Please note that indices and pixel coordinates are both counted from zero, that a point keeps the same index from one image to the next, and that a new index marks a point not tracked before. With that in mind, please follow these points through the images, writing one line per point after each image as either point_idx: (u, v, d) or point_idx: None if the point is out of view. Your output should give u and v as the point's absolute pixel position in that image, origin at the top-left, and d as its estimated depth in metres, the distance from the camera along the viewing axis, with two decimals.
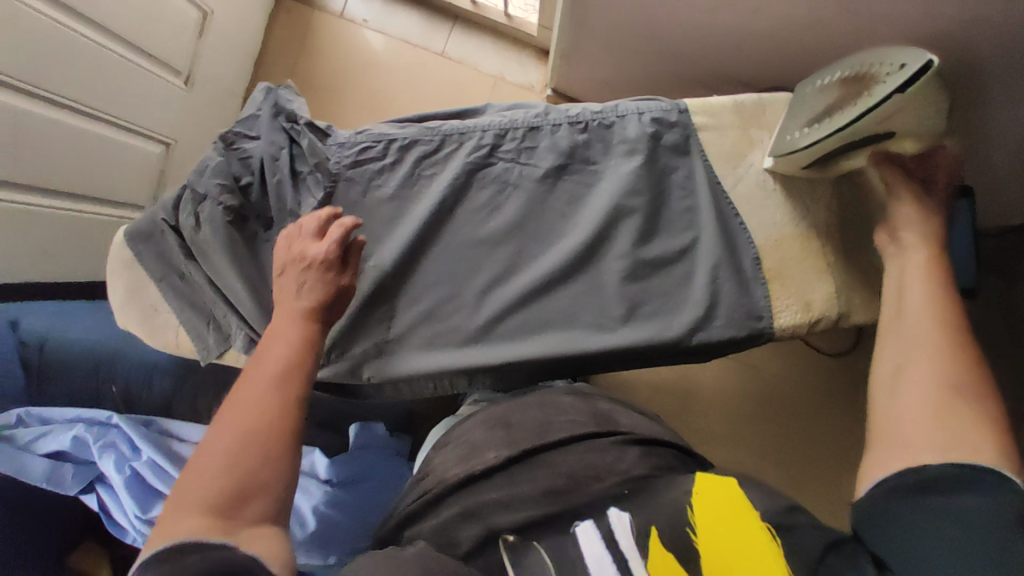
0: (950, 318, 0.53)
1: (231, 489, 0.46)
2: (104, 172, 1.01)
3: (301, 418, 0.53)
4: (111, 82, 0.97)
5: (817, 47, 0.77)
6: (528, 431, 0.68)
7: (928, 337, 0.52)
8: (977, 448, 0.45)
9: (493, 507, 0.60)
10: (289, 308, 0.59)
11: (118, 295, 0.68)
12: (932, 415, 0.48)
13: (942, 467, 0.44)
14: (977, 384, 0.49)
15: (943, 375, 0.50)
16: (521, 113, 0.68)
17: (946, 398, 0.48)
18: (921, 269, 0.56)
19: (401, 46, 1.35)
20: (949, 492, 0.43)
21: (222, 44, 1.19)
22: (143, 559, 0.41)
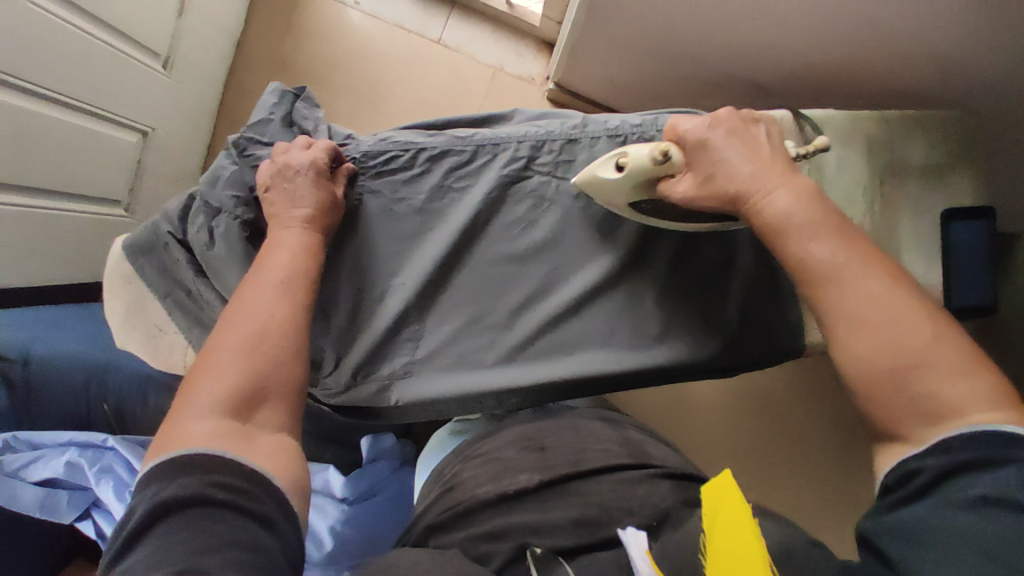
0: (862, 251, 0.49)
1: (239, 397, 0.50)
2: (76, 164, 0.92)
3: (300, 329, 0.55)
4: (86, 67, 0.88)
5: (841, 62, 0.77)
6: (563, 457, 0.69)
7: (853, 306, 0.47)
8: (965, 414, 0.43)
9: (524, 529, 0.60)
10: (286, 217, 0.58)
11: (118, 314, 0.62)
12: (906, 390, 0.45)
13: (936, 465, 0.42)
14: (927, 343, 0.45)
15: (884, 348, 0.46)
16: (557, 123, 0.65)
17: (907, 360, 0.45)
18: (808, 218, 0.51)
19: (394, 32, 1.28)
20: (948, 485, 0.41)
21: (203, 25, 1.11)
22: (162, 462, 0.45)
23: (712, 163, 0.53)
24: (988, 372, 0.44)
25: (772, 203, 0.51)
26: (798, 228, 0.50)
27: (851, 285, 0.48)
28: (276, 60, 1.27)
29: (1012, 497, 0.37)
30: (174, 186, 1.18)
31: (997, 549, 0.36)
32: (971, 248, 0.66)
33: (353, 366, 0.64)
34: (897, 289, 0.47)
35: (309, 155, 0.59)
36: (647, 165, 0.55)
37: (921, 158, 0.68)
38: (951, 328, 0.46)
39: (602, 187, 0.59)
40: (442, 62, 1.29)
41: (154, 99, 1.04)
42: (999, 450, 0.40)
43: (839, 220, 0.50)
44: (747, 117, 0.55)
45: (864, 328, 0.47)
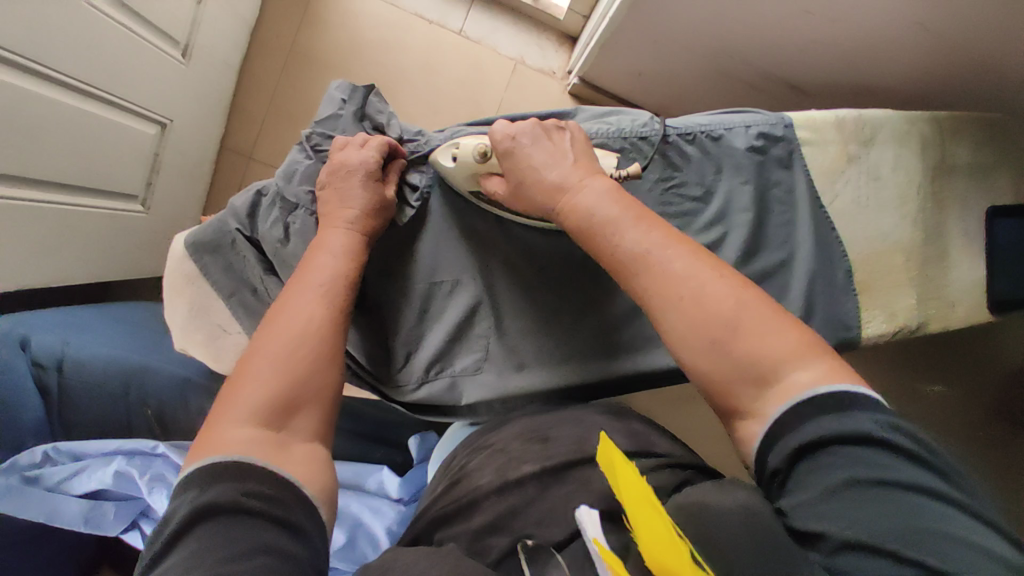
0: (668, 232, 0.50)
1: (279, 403, 0.48)
2: (94, 157, 0.88)
3: (338, 336, 0.54)
4: (106, 52, 0.84)
5: (885, 63, 0.79)
6: (566, 445, 0.64)
7: (666, 291, 0.47)
8: (785, 377, 0.43)
9: (522, 516, 0.58)
10: (333, 218, 0.57)
11: (180, 314, 0.61)
12: (728, 361, 0.44)
13: (787, 457, 0.41)
14: (735, 310, 0.45)
15: (697, 330, 0.45)
16: (627, 121, 0.66)
17: (720, 333, 0.45)
18: (622, 204, 0.51)
19: (415, 21, 1.25)
20: (807, 471, 0.40)
21: (220, 13, 1.06)
22: (200, 466, 0.44)
23: (521, 170, 0.55)
24: (795, 329, 0.45)
25: (580, 193, 0.52)
26: (603, 221, 0.50)
27: (663, 267, 0.48)
28: (291, 50, 1.22)
29: (873, 476, 0.37)
30: (189, 181, 1.13)
31: (887, 542, 0.34)
32: (1001, 239, 0.70)
33: (425, 364, 0.64)
34: (700, 266, 0.47)
35: (363, 153, 0.58)
36: (471, 160, 0.58)
37: (967, 157, 0.71)
38: (748, 293, 0.46)
39: (443, 176, 0.61)
40: (462, 53, 1.26)
41: (171, 88, 1.00)
42: (839, 424, 0.39)
43: (640, 207, 0.51)
44: (550, 126, 0.58)
45: (676, 310, 0.46)
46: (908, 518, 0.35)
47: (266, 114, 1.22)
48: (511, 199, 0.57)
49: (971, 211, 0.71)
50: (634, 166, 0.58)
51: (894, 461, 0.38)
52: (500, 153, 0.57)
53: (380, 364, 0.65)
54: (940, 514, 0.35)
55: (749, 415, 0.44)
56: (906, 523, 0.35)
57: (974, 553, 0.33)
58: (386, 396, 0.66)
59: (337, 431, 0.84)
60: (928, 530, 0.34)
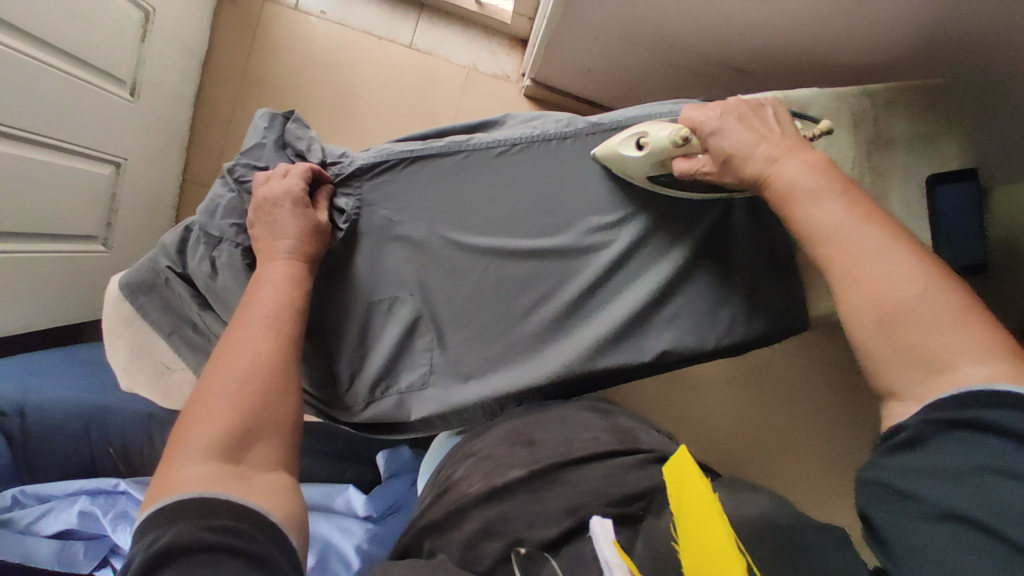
0: (865, 210, 0.47)
1: (234, 438, 0.48)
2: (51, 203, 0.90)
3: (287, 363, 0.54)
4: (51, 100, 0.85)
5: (815, 42, 0.79)
6: (552, 450, 0.64)
7: (859, 261, 0.45)
8: (954, 367, 0.41)
9: (516, 524, 0.57)
10: (270, 250, 0.57)
11: (122, 356, 0.61)
12: (897, 342, 0.43)
13: (919, 426, 0.41)
14: (936, 291, 0.43)
15: (881, 301, 0.44)
16: (550, 124, 0.65)
17: (893, 313, 0.43)
18: (808, 183, 0.49)
19: (365, 39, 1.26)
20: (932, 445, 0.40)
21: (167, 48, 1.08)
22: (156, 509, 0.43)
23: (725, 150, 0.52)
24: (983, 324, 0.42)
25: (766, 172, 0.50)
26: (798, 192, 0.49)
27: (845, 245, 0.46)
28: (243, 77, 1.23)
29: (971, 462, 0.37)
30: (152, 216, 1.15)
31: (989, 522, 0.35)
32: (948, 207, 0.68)
33: (370, 383, 0.64)
34: (889, 246, 0.45)
35: (284, 183, 0.58)
36: (666, 146, 0.56)
37: (905, 127, 0.70)
38: (946, 283, 0.44)
39: (622, 166, 0.60)
40: (415, 66, 1.27)
41: (123, 127, 1.01)
42: (984, 413, 0.38)
43: (839, 182, 0.49)
44: (753, 104, 0.54)
45: (851, 287, 0.46)
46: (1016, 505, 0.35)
47: (225, 143, 1.23)
48: (717, 180, 0.54)
49: (913, 181, 0.70)
50: (824, 122, 0.57)
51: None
52: (712, 132, 0.53)
53: (326, 386, 0.65)
54: None
55: (899, 396, 0.43)
56: (1011, 511, 0.35)
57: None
58: (341, 418, 0.67)
59: (305, 452, 0.84)
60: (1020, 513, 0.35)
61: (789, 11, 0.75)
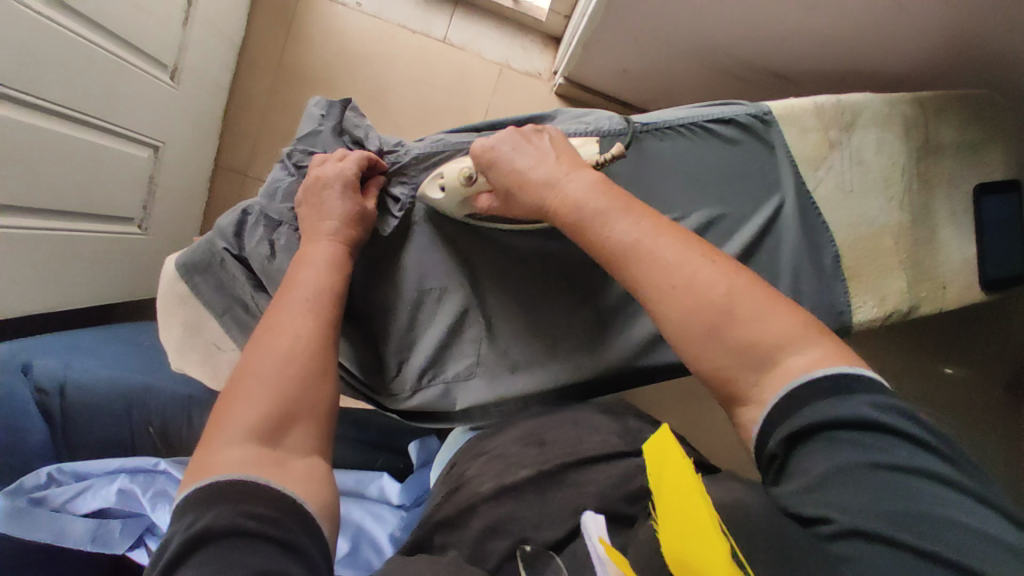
0: (657, 221, 0.48)
1: (273, 420, 0.46)
2: (93, 184, 0.91)
3: (328, 348, 0.52)
4: (98, 81, 0.86)
5: (864, 51, 0.79)
6: (563, 449, 0.64)
7: (665, 278, 0.45)
8: (783, 361, 0.42)
9: (523, 522, 0.57)
10: (316, 231, 0.57)
11: (175, 335, 0.62)
12: (725, 349, 0.43)
13: (781, 447, 0.40)
14: (735, 293, 0.44)
15: (695, 317, 0.44)
16: (604, 121, 0.66)
17: (716, 320, 0.43)
18: (619, 199, 0.49)
19: (399, 32, 1.26)
20: (803, 459, 0.39)
21: (207, 34, 1.08)
22: (192, 491, 0.41)
23: (506, 182, 0.55)
24: (787, 311, 0.44)
25: (568, 188, 0.51)
26: (595, 215, 0.48)
27: (654, 261, 0.46)
28: (279, 68, 1.24)
29: (872, 463, 0.36)
30: (186, 200, 1.15)
31: (889, 531, 0.33)
32: (992, 219, 0.69)
33: (418, 370, 0.65)
34: (691, 253, 0.45)
35: (338, 167, 0.59)
36: (457, 185, 0.58)
37: (955, 136, 0.70)
38: (742, 277, 0.45)
39: (435, 206, 0.62)
40: (447, 60, 1.27)
41: (162, 111, 1.01)
42: (863, 410, 0.38)
43: (628, 197, 0.49)
44: (527, 130, 0.56)
45: (670, 301, 0.45)
46: (912, 502, 0.34)
47: (259, 131, 1.24)
48: (510, 212, 0.57)
49: (961, 188, 0.70)
50: (616, 149, 0.56)
51: (902, 443, 0.37)
52: (488, 171, 0.56)
53: (371, 372, 0.66)
54: (950, 503, 0.34)
55: (747, 402, 0.43)
56: (907, 509, 0.34)
57: (983, 542, 0.32)
58: (383, 404, 0.66)
59: (337, 439, 0.85)
60: (925, 515, 0.33)
61: (840, 21, 0.75)
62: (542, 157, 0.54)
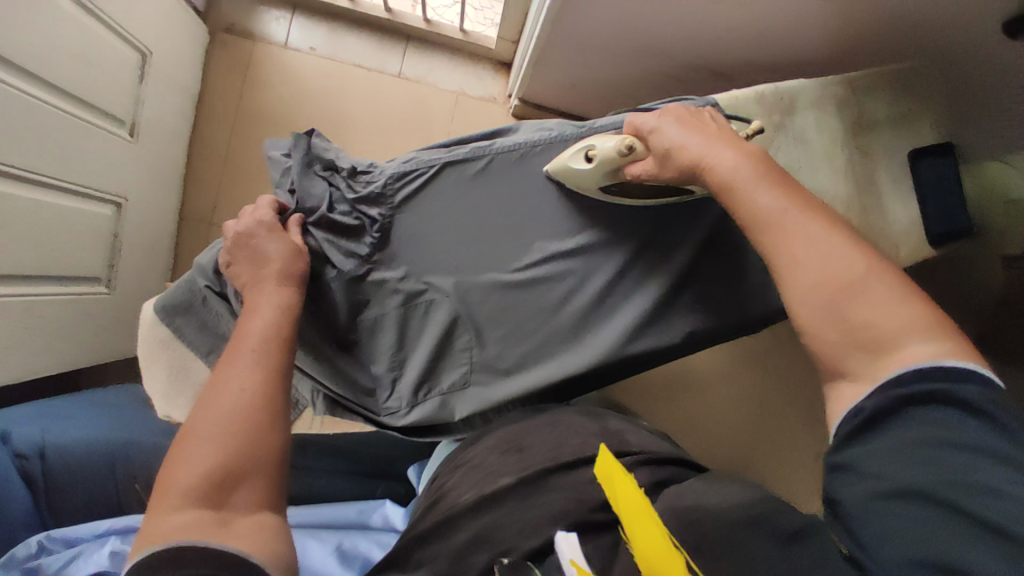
0: (804, 202, 0.50)
1: (217, 479, 0.45)
2: (55, 244, 0.88)
3: (277, 395, 0.51)
4: (54, 140, 0.85)
5: (793, 44, 0.85)
6: (541, 454, 0.65)
7: (805, 251, 0.48)
8: (902, 347, 0.43)
9: (506, 532, 0.57)
10: (259, 276, 0.57)
11: (161, 380, 0.61)
12: (843, 323, 0.45)
13: (876, 402, 0.43)
14: (866, 277, 0.46)
15: (823, 289, 0.46)
16: (566, 126, 0.68)
17: (843, 294, 0.46)
18: (767, 176, 0.52)
19: (355, 71, 1.30)
20: (892, 428, 0.42)
21: (162, 88, 1.08)
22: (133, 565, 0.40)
23: (666, 146, 0.56)
24: (919, 304, 0.45)
25: (720, 160, 0.53)
26: (744, 179, 0.51)
27: (794, 233, 0.48)
28: (236, 115, 1.25)
29: (950, 438, 0.39)
30: (152, 255, 1.14)
31: (951, 498, 0.37)
32: (937, 174, 0.73)
33: (413, 385, 0.65)
34: (833, 236, 0.48)
35: (255, 217, 0.59)
36: (612, 156, 0.60)
37: (884, 111, 0.76)
38: (886, 267, 0.47)
39: (574, 178, 0.63)
40: (404, 94, 1.31)
41: (121, 167, 1.01)
42: (969, 390, 0.40)
43: (781, 175, 0.52)
44: (692, 109, 0.59)
45: (800, 269, 0.47)
46: (967, 473, 0.38)
47: (221, 179, 1.24)
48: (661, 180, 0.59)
49: (898, 157, 0.76)
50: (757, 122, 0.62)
51: (984, 427, 0.39)
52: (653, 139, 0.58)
53: (364, 392, 0.66)
54: (1000, 475, 0.37)
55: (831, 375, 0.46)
56: (957, 479, 0.38)
57: (1005, 503, 0.36)
58: (377, 422, 0.66)
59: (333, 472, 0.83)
60: (979, 486, 0.37)
61: (767, 19, 0.81)
62: (704, 130, 0.56)
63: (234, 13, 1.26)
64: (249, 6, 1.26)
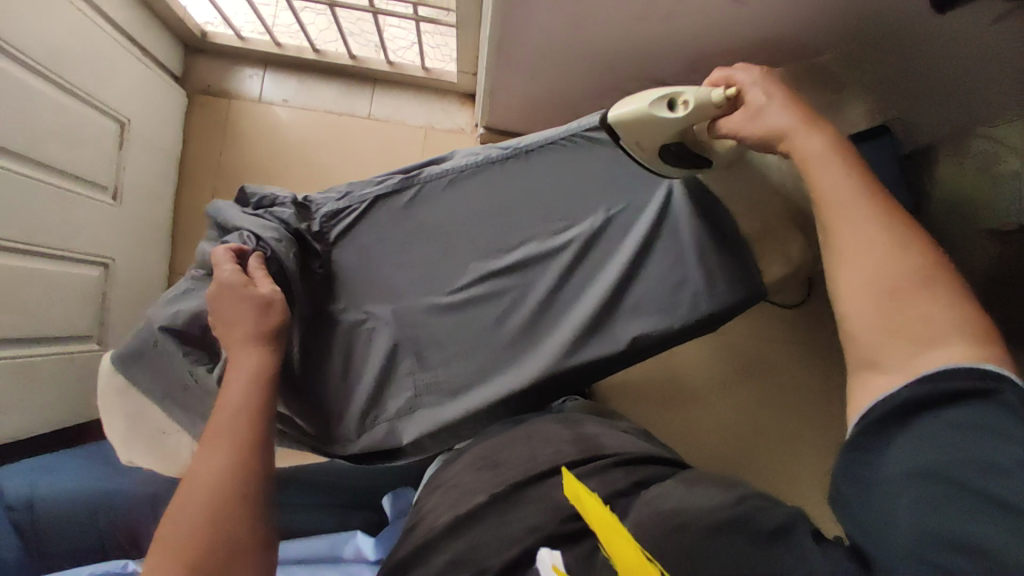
0: (871, 187, 0.48)
1: (206, 554, 0.48)
2: (44, 307, 0.94)
3: (260, 462, 0.55)
4: (40, 211, 0.91)
5: (722, 46, 0.87)
6: (514, 468, 0.66)
7: (861, 232, 0.46)
8: (943, 347, 0.41)
9: (486, 550, 0.56)
10: (237, 340, 0.60)
11: (120, 427, 0.64)
12: (894, 314, 0.43)
13: (907, 390, 0.41)
14: (919, 276, 0.43)
15: (880, 274, 0.44)
16: (492, 148, 0.71)
17: (898, 284, 0.44)
18: (837, 155, 0.50)
19: (327, 118, 1.36)
20: (914, 417, 0.40)
21: (143, 152, 1.16)
22: None
23: (757, 99, 0.54)
24: (971, 309, 0.42)
25: (801, 138, 0.51)
26: (812, 156, 0.50)
27: (854, 215, 0.47)
28: (217, 171, 1.32)
29: (970, 421, 0.38)
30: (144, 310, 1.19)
31: (970, 481, 0.36)
32: None
33: (360, 413, 0.69)
34: (894, 224, 0.46)
35: (226, 270, 0.61)
36: (705, 104, 0.57)
37: None
38: (948, 270, 0.44)
39: (649, 123, 0.60)
40: (373, 135, 1.37)
41: (107, 230, 1.07)
42: (989, 379, 0.38)
43: (856, 161, 0.50)
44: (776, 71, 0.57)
45: (861, 249, 0.46)
46: (990, 455, 0.36)
47: (206, 231, 1.30)
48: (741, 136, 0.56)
49: None
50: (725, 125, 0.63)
51: (999, 409, 0.37)
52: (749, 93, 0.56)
53: (320, 421, 0.70)
54: (1020, 453, 0.35)
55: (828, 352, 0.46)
56: (977, 460, 0.36)
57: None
58: (333, 452, 0.71)
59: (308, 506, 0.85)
60: (1002, 467, 0.36)
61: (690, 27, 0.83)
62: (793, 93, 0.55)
63: (210, 76, 1.34)
64: (223, 68, 1.35)
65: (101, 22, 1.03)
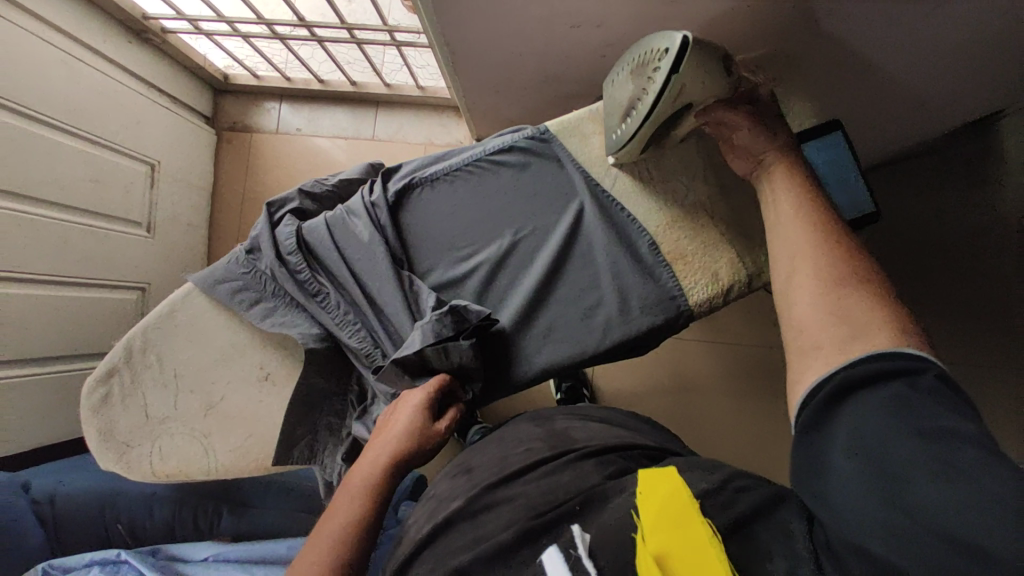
0: (820, 206, 0.53)
1: None
2: (86, 328, 1.11)
3: None
4: (81, 248, 1.08)
5: None
6: (488, 469, 0.66)
7: (804, 240, 0.51)
8: (870, 340, 0.43)
9: (455, 550, 0.54)
10: (376, 456, 0.58)
11: (93, 439, 0.78)
12: (830, 309, 0.46)
13: (840, 372, 0.42)
14: (855, 277, 0.47)
15: (823, 270, 0.48)
16: (401, 179, 0.75)
17: (835, 282, 0.47)
18: (790, 178, 0.55)
19: (336, 142, 1.45)
20: (849, 402, 0.41)
21: (173, 188, 1.32)
22: None
23: (744, 108, 0.57)
24: (897, 311, 0.45)
25: (773, 159, 0.56)
26: (775, 164, 0.56)
27: (803, 228, 0.52)
28: (242, 198, 1.46)
29: (890, 392, 0.39)
30: None
31: (886, 448, 0.38)
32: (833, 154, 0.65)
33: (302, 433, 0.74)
34: (838, 233, 0.51)
35: (416, 393, 0.64)
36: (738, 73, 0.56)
37: None
38: (876, 278, 0.47)
39: (705, 74, 0.54)
40: (377, 155, 1.43)
41: (142, 259, 1.24)
42: (924, 372, 0.40)
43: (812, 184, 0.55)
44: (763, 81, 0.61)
45: (803, 256, 0.50)
46: (922, 422, 0.37)
47: None
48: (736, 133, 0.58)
49: None
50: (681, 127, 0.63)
51: (928, 393, 0.38)
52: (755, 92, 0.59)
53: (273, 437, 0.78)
54: (943, 420, 0.37)
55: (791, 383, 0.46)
56: (911, 427, 0.37)
57: (958, 446, 0.36)
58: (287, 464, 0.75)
59: None
60: (929, 430, 0.37)
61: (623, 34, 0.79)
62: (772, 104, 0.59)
63: (236, 114, 1.49)
64: (246, 105, 1.49)
65: (130, 82, 1.19)
